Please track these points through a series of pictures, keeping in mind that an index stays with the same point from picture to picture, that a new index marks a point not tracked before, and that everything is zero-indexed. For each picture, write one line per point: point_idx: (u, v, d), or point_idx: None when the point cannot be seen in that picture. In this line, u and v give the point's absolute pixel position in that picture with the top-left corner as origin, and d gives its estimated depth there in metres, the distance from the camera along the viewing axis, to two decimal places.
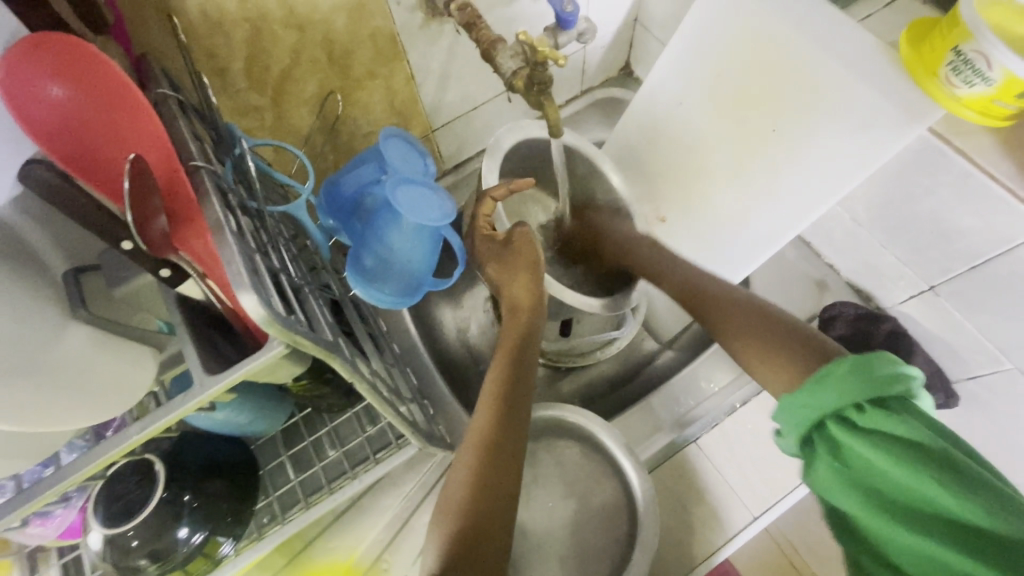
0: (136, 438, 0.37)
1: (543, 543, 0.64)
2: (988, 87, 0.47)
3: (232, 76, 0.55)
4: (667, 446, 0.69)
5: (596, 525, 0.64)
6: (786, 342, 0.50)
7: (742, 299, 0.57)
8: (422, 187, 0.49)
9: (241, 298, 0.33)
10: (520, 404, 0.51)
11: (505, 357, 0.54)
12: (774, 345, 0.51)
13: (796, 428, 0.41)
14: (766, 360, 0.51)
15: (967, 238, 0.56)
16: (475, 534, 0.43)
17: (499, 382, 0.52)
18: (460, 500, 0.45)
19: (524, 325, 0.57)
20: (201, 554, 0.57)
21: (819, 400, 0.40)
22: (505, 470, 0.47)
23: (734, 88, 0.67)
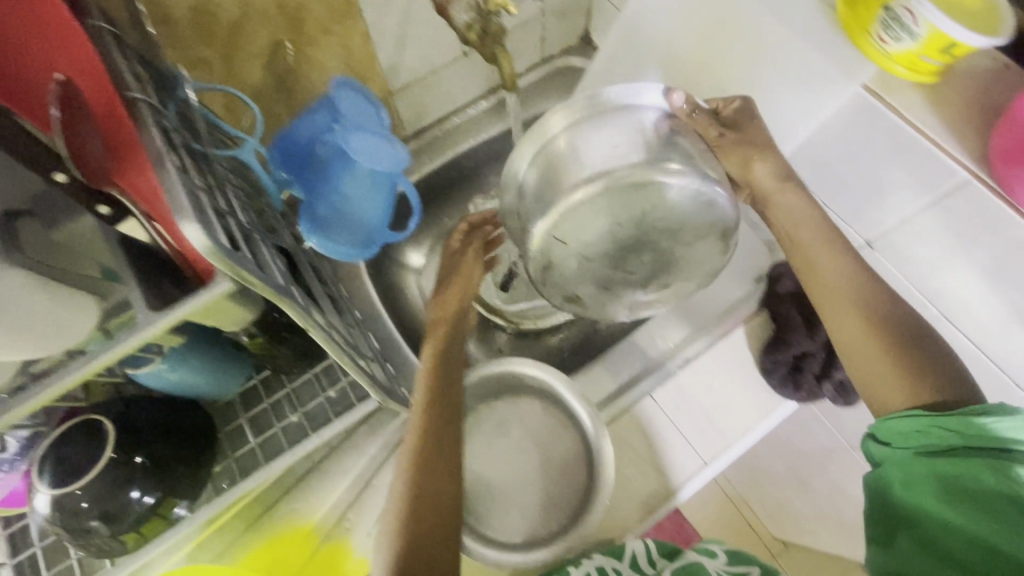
0: (74, 378, 0.36)
1: (505, 497, 0.65)
2: (913, 43, 0.50)
3: (177, 25, 0.53)
4: (624, 399, 0.72)
5: (557, 478, 0.66)
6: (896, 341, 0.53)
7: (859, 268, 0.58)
8: (376, 136, 0.49)
9: (183, 228, 0.33)
10: (449, 420, 0.58)
11: (433, 379, 0.59)
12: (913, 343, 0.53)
13: (900, 442, 0.48)
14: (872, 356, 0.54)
15: (897, 192, 0.59)
16: (421, 540, 0.52)
17: (427, 400, 0.58)
18: (401, 516, 0.53)
19: (446, 334, 0.63)
20: (156, 515, 0.57)
21: (934, 428, 0.47)
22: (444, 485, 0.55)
23: (684, 51, 0.68)
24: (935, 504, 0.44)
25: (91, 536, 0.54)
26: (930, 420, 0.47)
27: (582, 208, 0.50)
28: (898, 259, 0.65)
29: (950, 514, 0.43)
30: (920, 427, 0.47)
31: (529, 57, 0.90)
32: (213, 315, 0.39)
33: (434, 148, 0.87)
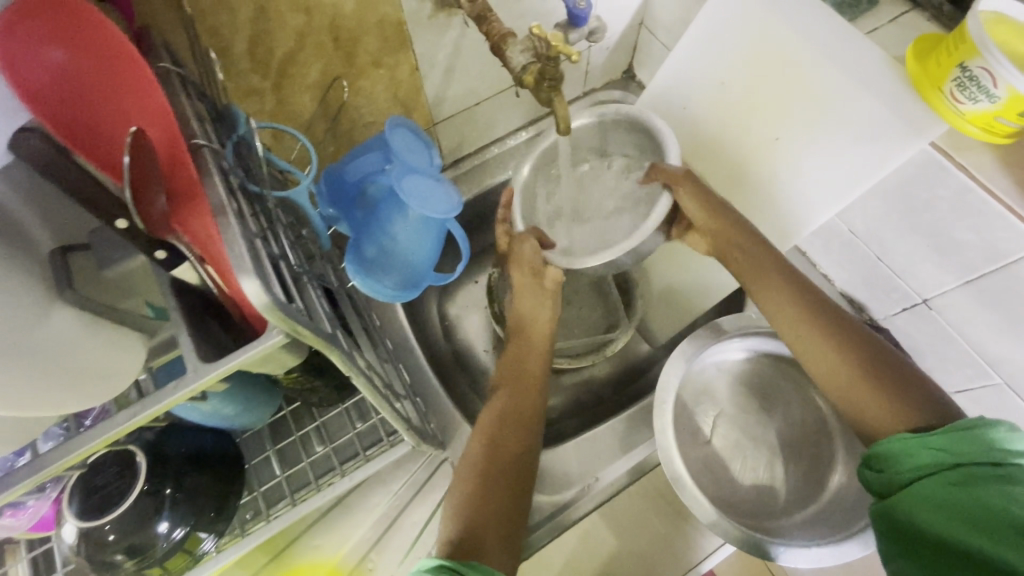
0: (129, 425, 0.36)
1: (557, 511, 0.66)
2: (992, 104, 0.47)
3: (234, 57, 0.53)
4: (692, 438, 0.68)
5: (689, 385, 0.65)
6: (874, 366, 0.50)
7: (884, 351, 0.51)
8: (428, 179, 0.49)
9: (243, 283, 0.32)
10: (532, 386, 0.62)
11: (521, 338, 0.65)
12: (871, 366, 0.50)
13: (926, 516, 0.37)
14: (862, 376, 0.50)
15: (962, 251, 0.57)
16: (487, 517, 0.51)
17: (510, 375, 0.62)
18: (470, 490, 0.53)
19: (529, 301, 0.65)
20: (182, 550, 0.55)
21: (934, 495, 0.38)
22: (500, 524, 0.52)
23: (734, 96, 0.68)
24: (953, 535, 0.35)
25: (116, 570, 0.52)
26: (950, 463, 0.39)
27: (676, 459, 0.62)
28: (954, 319, 0.62)
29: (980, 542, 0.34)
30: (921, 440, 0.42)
31: (571, 90, 0.89)
32: (264, 364, 0.39)
33: (472, 177, 0.86)
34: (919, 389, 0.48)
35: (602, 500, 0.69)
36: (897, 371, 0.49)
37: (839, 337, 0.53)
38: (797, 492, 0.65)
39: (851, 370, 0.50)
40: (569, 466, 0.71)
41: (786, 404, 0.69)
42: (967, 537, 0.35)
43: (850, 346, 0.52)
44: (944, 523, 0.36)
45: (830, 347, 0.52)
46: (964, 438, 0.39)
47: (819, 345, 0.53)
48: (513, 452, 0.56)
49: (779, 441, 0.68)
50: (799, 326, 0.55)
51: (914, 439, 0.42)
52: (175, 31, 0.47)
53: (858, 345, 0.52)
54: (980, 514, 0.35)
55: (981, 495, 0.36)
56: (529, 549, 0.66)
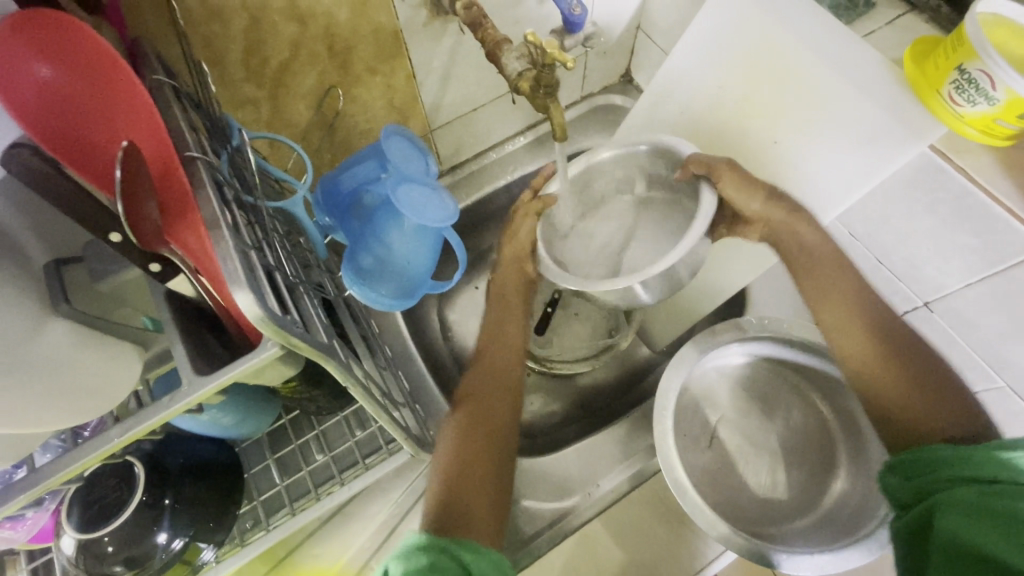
0: (123, 439, 0.36)
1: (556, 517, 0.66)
2: (991, 106, 0.47)
3: (229, 67, 0.53)
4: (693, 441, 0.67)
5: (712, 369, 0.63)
6: (916, 364, 0.54)
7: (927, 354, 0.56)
8: (423, 187, 0.49)
9: (235, 297, 0.32)
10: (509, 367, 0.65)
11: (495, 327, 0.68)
12: (913, 365, 0.54)
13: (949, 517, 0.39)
14: (904, 371, 0.54)
15: (963, 254, 0.56)
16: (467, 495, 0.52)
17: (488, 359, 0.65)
18: (450, 469, 0.55)
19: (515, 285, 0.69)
20: (180, 561, 0.55)
21: (964, 499, 0.40)
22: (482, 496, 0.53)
23: (731, 100, 0.68)
24: (968, 537, 0.37)
25: None
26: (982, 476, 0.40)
27: (677, 465, 0.61)
28: (955, 322, 0.62)
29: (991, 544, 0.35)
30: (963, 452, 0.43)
31: (569, 94, 0.89)
32: (258, 376, 0.38)
33: (470, 183, 0.86)
34: (958, 396, 0.52)
35: (603, 507, 0.68)
36: (937, 373, 0.54)
37: (887, 333, 0.57)
38: (798, 498, 0.64)
39: (892, 365, 0.55)
40: (569, 472, 0.71)
41: (787, 409, 0.69)
42: (976, 533, 0.37)
43: (897, 343, 0.56)
44: (965, 523, 0.38)
45: (875, 339, 0.57)
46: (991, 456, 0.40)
47: (867, 337, 0.57)
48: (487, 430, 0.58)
49: (781, 447, 0.67)
50: (848, 317, 0.58)
51: (949, 450, 0.44)
52: (169, 43, 0.47)
53: (903, 343, 0.56)
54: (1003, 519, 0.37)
55: (1015, 503, 0.37)
56: (529, 557, 0.65)
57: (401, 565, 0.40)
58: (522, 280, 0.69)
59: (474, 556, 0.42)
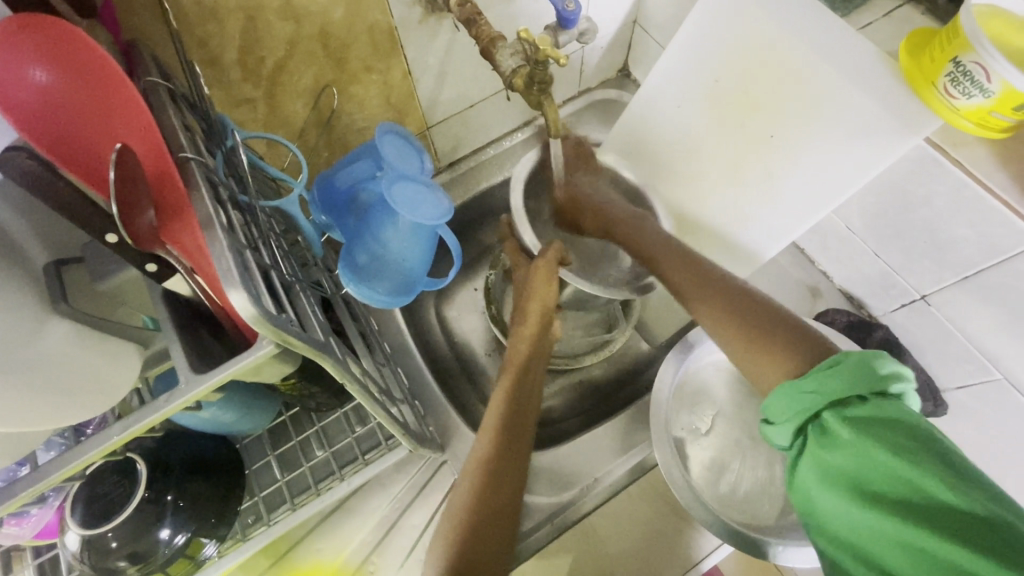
0: (123, 436, 0.36)
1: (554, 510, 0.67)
2: (986, 98, 0.47)
3: (225, 67, 0.53)
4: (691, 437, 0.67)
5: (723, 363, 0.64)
6: (764, 325, 0.51)
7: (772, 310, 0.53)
8: (417, 185, 0.49)
9: (230, 296, 0.32)
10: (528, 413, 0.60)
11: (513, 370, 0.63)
12: (761, 327, 0.51)
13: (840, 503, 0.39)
14: (753, 342, 0.51)
15: (959, 247, 0.56)
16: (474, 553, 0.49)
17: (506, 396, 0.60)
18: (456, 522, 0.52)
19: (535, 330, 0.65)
20: (183, 556, 0.56)
21: (834, 464, 0.40)
22: (491, 561, 0.50)
23: (727, 95, 0.67)
24: (850, 509, 0.38)
25: None
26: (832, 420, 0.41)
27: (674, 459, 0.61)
28: (952, 315, 0.62)
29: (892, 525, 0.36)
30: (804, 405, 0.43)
31: (566, 90, 0.89)
32: (256, 374, 0.39)
33: (467, 179, 0.86)
34: (809, 340, 0.49)
35: (602, 502, 0.69)
36: (788, 327, 0.50)
37: (740, 306, 0.54)
38: None
39: (747, 331, 0.52)
40: (567, 466, 0.71)
41: None
42: (856, 508, 0.38)
43: (744, 311, 0.53)
44: (838, 491, 0.39)
45: (725, 310, 0.54)
46: (834, 383, 0.42)
47: (723, 314, 0.54)
48: (501, 479, 0.55)
49: None
50: (704, 298, 0.56)
51: (793, 389, 0.44)
52: (165, 44, 0.47)
53: (725, 309, 0.54)
54: (882, 487, 0.38)
55: (872, 454, 0.38)
56: (528, 551, 0.66)
57: None
58: (540, 326, 0.66)
59: None
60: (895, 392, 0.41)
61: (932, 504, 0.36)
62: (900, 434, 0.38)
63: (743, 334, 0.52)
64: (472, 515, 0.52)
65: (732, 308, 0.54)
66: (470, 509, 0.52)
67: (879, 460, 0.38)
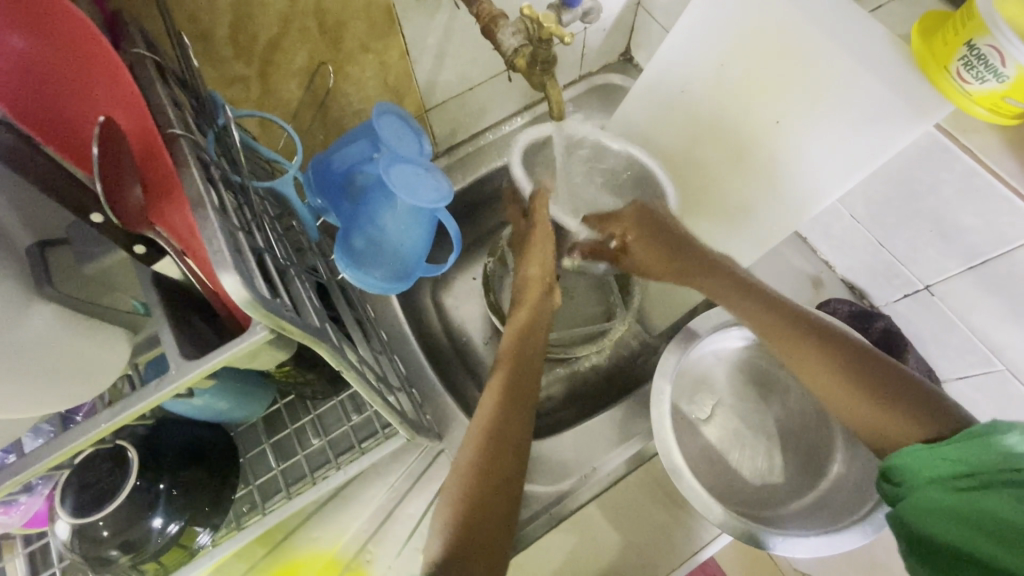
0: (110, 424, 0.35)
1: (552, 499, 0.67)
2: (1000, 83, 0.46)
3: (216, 44, 0.51)
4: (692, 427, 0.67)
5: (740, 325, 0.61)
6: (877, 382, 0.51)
7: (880, 362, 0.53)
8: (417, 168, 0.47)
9: (222, 279, 0.31)
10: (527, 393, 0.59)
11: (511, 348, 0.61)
12: (876, 383, 0.51)
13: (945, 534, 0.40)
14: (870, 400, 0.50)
15: (966, 236, 0.56)
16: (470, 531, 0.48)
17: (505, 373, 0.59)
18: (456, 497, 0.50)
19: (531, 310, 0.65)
20: (177, 545, 0.55)
21: (951, 503, 0.41)
22: (491, 521, 0.50)
23: (733, 79, 0.66)
24: (957, 544, 0.39)
25: (111, 566, 0.52)
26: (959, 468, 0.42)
27: (676, 449, 0.61)
28: (956, 306, 0.61)
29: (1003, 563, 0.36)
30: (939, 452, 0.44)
31: (568, 74, 0.87)
32: (249, 360, 0.38)
33: (466, 165, 0.84)
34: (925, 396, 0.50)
35: (598, 492, 0.68)
36: (907, 385, 0.50)
37: (852, 359, 0.53)
38: (795, 481, 0.64)
39: (860, 390, 0.51)
40: (565, 455, 0.71)
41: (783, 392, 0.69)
42: (966, 543, 0.38)
43: (855, 365, 0.52)
44: (951, 531, 0.39)
45: (841, 364, 0.53)
46: (975, 448, 0.42)
47: (831, 369, 0.53)
48: (498, 452, 0.53)
49: (778, 431, 0.67)
50: (803, 345, 0.55)
51: (926, 449, 0.44)
52: (153, 17, 0.45)
53: (835, 362, 0.53)
54: (998, 525, 0.38)
55: (998, 502, 0.39)
56: (526, 540, 0.66)
57: None
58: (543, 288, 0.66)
59: None
60: None
61: None
62: None
63: (859, 393, 0.51)
64: (474, 487, 0.51)
65: (850, 364, 0.53)
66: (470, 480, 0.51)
67: (1002, 509, 0.38)
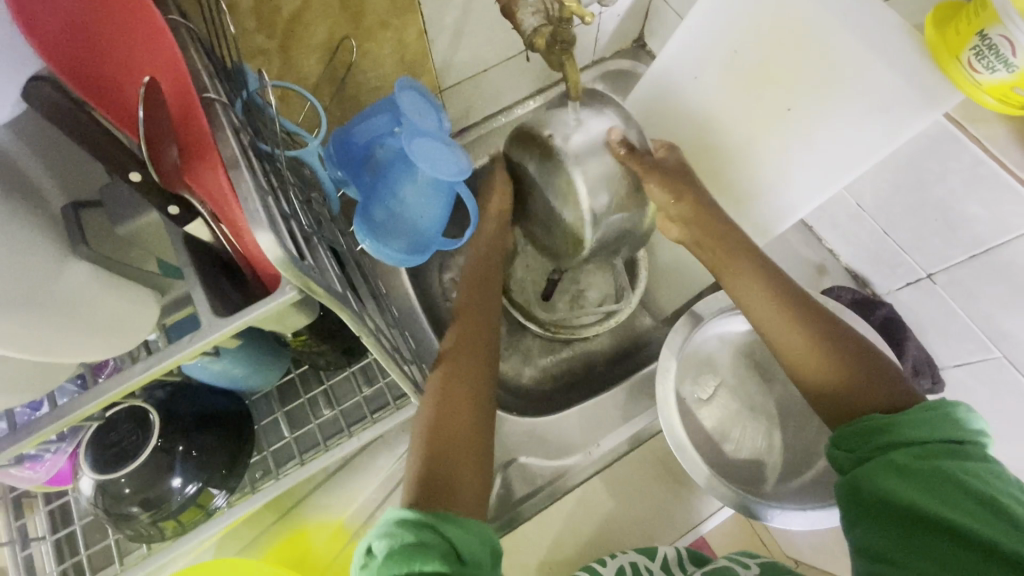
0: (144, 377, 0.36)
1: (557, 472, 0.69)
2: (1009, 73, 0.47)
3: (241, 16, 0.52)
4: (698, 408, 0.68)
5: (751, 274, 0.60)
6: (835, 343, 0.55)
7: (832, 320, 0.57)
8: (437, 142, 0.48)
9: (257, 237, 0.32)
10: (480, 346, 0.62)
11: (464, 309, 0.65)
12: (834, 339, 0.55)
13: (891, 484, 0.44)
14: (826, 356, 0.55)
15: (970, 225, 0.57)
16: (441, 472, 0.51)
17: (458, 332, 0.63)
18: (423, 447, 0.53)
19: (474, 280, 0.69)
20: (195, 505, 0.57)
21: (901, 458, 0.45)
22: (465, 457, 0.53)
23: (746, 66, 0.67)
24: (906, 496, 0.43)
25: (133, 522, 0.54)
26: (911, 436, 0.47)
27: (679, 427, 0.62)
28: (957, 294, 0.63)
29: (949, 515, 0.41)
30: (892, 418, 0.48)
31: (581, 59, 0.88)
32: (276, 321, 0.39)
33: (478, 147, 0.85)
34: (861, 351, 0.55)
35: (602, 468, 0.70)
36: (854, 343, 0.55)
37: (810, 314, 0.57)
38: (793, 461, 0.66)
39: (820, 348, 0.55)
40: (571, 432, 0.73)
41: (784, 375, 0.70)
42: (912, 491, 0.43)
43: (812, 321, 0.57)
44: (907, 486, 0.44)
45: (804, 322, 0.57)
46: (928, 417, 0.47)
47: (795, 330, 0.56)
48: (460, 397, 0.56)
49: (779, 412, 0.69)
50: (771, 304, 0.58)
51: (881, 417, 0.49)
52: None
53: (801, 318, 0.57)
54: (944, 485, 0.43)
55: (948, 466, 0.44)
56: (531, 510, 0.68)
57: (386, 544, 0.41)
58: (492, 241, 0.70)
59: (462, 531, 0.44)
60: (978, 443, 0.45)
61: (987, 514, 0.40)
62: (982, 469, 0.43)
63: (819, 348, 0.55)
64: (437, 422, 0.54)
65: (809, 324, 0.56)
66: (432, 424, 0.54)
67: (951, 471, 0.43)
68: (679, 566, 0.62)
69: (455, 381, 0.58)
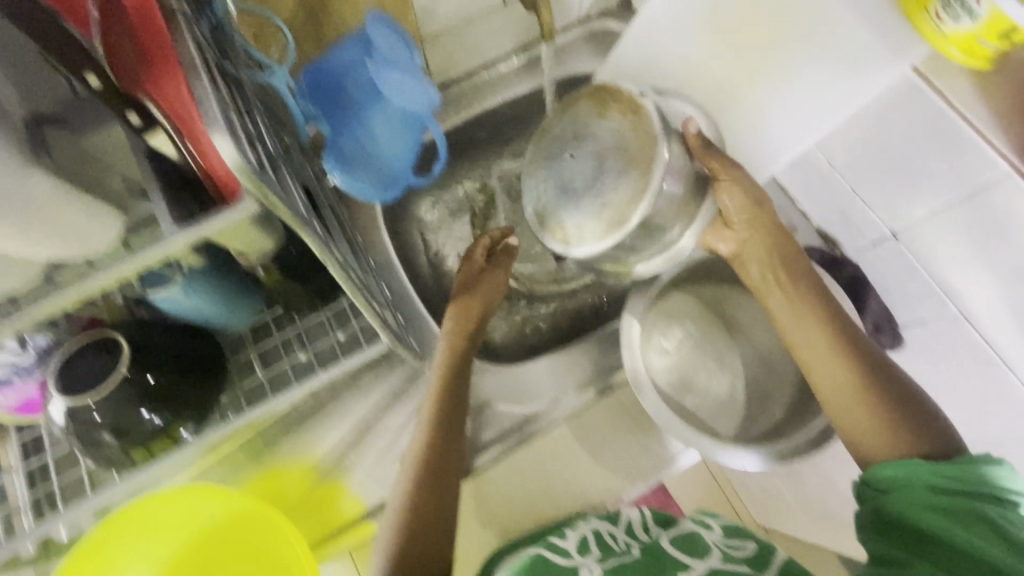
0: (108, 278, 0.37)
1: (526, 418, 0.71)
2: (973, 25, 0.47)
3: None
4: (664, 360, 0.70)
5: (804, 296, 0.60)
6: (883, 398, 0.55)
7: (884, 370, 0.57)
8: (409, 78, 0.49)
9: (213, 142, 0.32)
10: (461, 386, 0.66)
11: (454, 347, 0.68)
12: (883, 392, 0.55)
13: (925, 519, 0.46)
14: (875, 409, 0.54)
15: (932, 180, 0.58)
16: (417, 533, 0.57)
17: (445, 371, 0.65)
18: (400, 517, 0.58)
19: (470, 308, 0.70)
20: (165, 435, 0.59)
21: (940, 497, 0.47)
22: (438, 530, 0.58)
23: (728, 21, 0.67)
24: (941, 530, 0.45)
25: (104, 447, 0.56)
26: (951, 475, 0.48)
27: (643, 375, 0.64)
28: (919, 252, 0.64)
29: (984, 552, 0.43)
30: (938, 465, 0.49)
31: (566, 15, 0.87)
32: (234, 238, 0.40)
33: (460, 102, 0.85)
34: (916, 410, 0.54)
35: (568, 417, 0.72)
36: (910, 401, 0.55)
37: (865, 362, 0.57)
38: (753, 412, 0.68)
39: (862, 396, 0.55)
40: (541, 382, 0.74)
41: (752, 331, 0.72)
42: (946, 530, 0.45)
43: (862, 371, 0.56)
44: (943, 521, 0.46)
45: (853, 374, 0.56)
46: (977, 467, 0.48)
47: (844, 372, 0.57)
48: (443, 459, 0.61)
49: (744, 366, 0.70)
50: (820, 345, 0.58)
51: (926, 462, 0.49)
52: None
53: (851, 366, 0.57)
54: (982, 532, 0.44)
55: (988, 509, 0.45)
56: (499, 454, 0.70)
57: None
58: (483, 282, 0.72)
59: None
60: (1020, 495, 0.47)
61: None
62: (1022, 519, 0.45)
63: (866, 397, 0.55)
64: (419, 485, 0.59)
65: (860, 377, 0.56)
66: (413, 492, 0.59)
67: (993, 518, 0.45)
68: (644, 529, 0.67)
69: (439, 433, 0.62)
